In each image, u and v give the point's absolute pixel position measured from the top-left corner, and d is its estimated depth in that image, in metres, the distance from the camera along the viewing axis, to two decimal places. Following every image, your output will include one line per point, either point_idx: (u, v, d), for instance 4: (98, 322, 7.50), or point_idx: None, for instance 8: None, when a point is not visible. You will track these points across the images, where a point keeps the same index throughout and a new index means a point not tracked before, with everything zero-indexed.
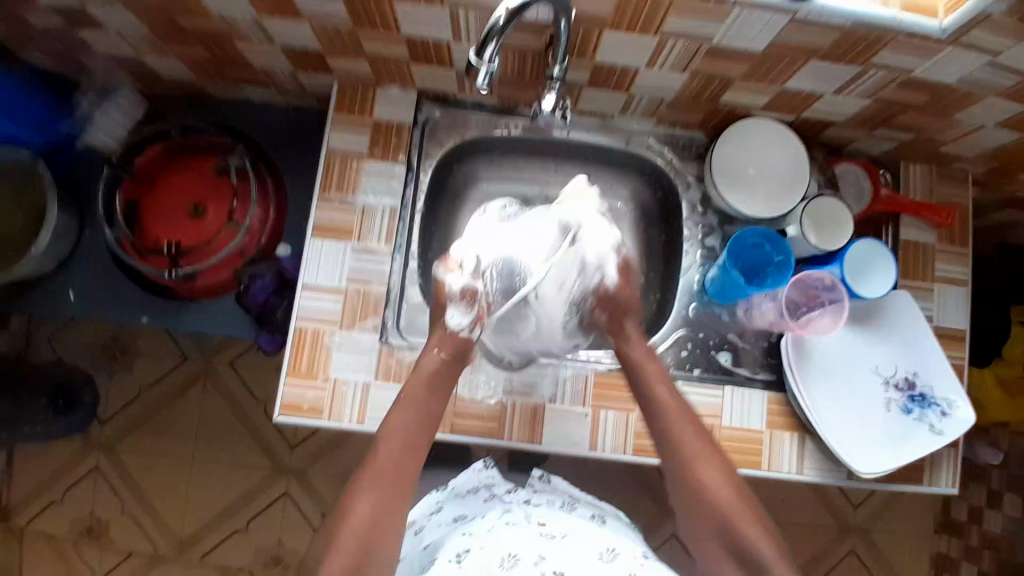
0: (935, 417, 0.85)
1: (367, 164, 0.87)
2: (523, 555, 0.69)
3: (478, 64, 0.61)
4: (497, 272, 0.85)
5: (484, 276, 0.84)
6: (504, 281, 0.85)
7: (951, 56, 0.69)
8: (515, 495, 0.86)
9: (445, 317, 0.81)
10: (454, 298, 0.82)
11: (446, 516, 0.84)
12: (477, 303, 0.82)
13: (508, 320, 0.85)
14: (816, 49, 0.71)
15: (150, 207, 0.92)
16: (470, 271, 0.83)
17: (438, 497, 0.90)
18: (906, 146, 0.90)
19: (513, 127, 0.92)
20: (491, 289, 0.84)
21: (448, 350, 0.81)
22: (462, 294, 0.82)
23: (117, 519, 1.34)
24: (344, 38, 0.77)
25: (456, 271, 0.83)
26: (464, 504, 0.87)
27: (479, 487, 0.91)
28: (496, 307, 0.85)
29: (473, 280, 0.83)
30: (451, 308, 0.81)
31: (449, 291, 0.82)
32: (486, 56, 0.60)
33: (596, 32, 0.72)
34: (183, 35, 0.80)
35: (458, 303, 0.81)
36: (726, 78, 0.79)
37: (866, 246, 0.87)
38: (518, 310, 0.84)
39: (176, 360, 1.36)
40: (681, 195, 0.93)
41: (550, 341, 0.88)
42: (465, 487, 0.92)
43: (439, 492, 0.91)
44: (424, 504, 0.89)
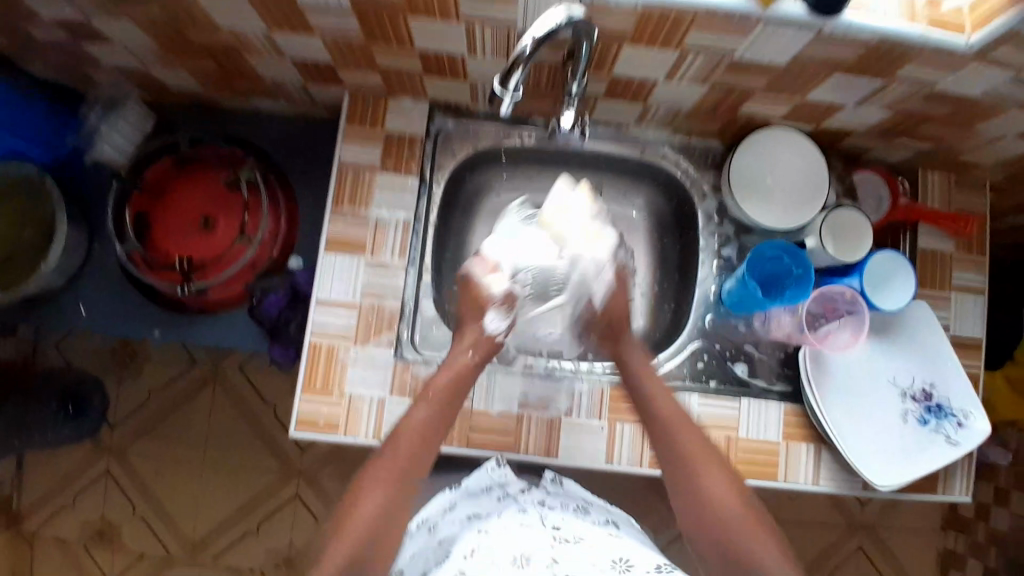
0: (951, 428, 0.85)
1: (380, 176, 0.86)
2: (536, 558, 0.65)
3: (503, 92, 0.64)
4: (531, 278, 0.89)
5: (520, 280, 0.87)
6: (537, 286, 0.89)
7: (976, 71, 0.68)
8: (528, 496, 0.79)
9: (484, 320, 0.82)
10: (496, 302, 0.83)
11: (457, 514, 0.77)
12: (514, 308, 0.85)
13: (534, 321, 0.94)
14: (840, 63, 0.70)
15: (159, 219, 0.91)
16: (508, 274, 0.85)
17: (449, 495, 0.82)
18: (925, 155, 0.89)
19: (526, 137, 0.91)
20: (525, 292, 0.88)
21: (481, 353, 0.80)
22: (503, 298, 0.84)
23: (129, 522, 1.34)
24: (357, 51, 0.75)
25: (495, 273, 0.84)
26: (474, 502, 0.79)
27: (490, 487, 0.82)
28: (529, 309, 0.92)
29: (512, 283, 0.85)
30: (492, 311, 0.83)
31: (491, 294, 0.83)
32: (512, 83, 0.62)
33: (615, 47, 0.70)
34: (191, 48, 0.78)
35: (498, 307, 0.83)
36: (746, 90, 0.78)
37: (885, 258, 0.86)
38: (549, 314, 0.93)
39: (185, 365, 1.36)
40: (697, 205, 0.92)
41: (558, 343, 0.95)
42: (476, 485, 0.83)
43: (449, 492, 0.83)
44: (435, 501, 0.82)
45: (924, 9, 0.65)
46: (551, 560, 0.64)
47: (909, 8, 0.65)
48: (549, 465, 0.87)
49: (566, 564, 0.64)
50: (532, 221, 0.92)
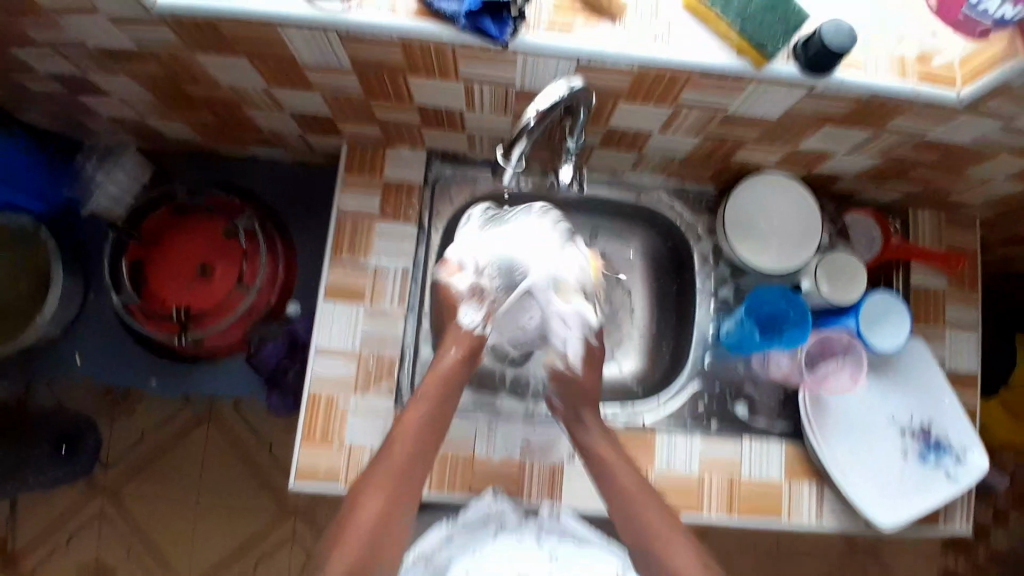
0: (950, 464, 0.86)
1: (379, 224, 0.86)
2: None
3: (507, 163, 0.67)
4: (498, 270, 0.83)
5: (485, 275, 0.83)
6: (505, 277, 0.83)
7: (964, 122, 0.69)
8: (526, 530, 0.78)
9: (457, 316, 0.81)
10: (465, 297, 0.82)
11: (455, 548, 0.77)
12: (486, 300, 0.82)
13: (510, 312, 0.84)
14: (832, 116, 0.71)
15: (157, 270, 0.91)
16: (473, 270, 0.82)
17: (445, 527, 0.80)
18: (917, 196, 0.91)
19: (523, 183, 0.92)
20: (494, 287, 0.83)
21: (463, 349, 0.79)
22: (471, 292, 0.82)
23: (125, 565, 1.33)
24: (356, 105, 0.76)
25: (459, 273, 0.83)
26: (473, 535, 0.78)
27: (489, 520, 0.81)
28: (501, 303, 0.83)
29: (478, 278, 0.82)
30: (463, 306, 0.81)
31: (457, 292, 0.82)
32: (515, 154, 0.64)
33: (611, 103, 0.72)
34: (189, 102, 0.78)
35: (469, 301, 0.81)
36: (740, 139, 0.79)
37: (882, 300, 0.87)
38: (519, 304, 0.83)
39: (181, 405, 1.36)
40: (693, 247, 0.94)
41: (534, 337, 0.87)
42: (472, 517, 0.81)
43: (444, 524, 0.81)
44: (430, 534, 0.80)
45: (914, 67, 0.66)
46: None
47: (899, 65, 0.66)
48: (543, 504, 0.86)
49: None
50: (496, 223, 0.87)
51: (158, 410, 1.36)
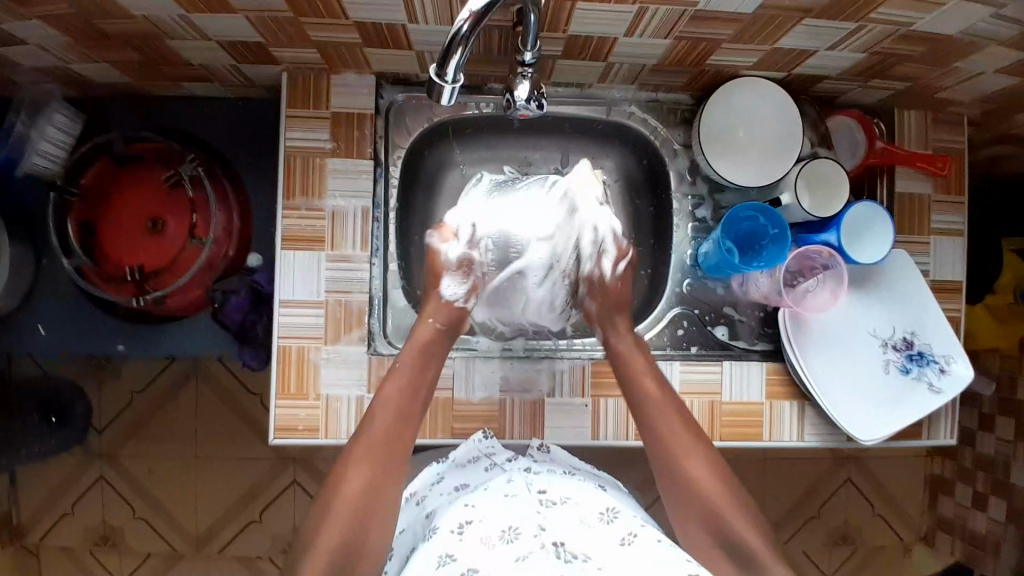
0: (933, 375, 0.84)
1: (332, 161, 0.81)
2: (523, 529, 0.66)
3: (442, 82, 0.60)
4: (492, 244, 0.84)
5: (480, 246, 0.83)
6: (499, 252, 0.84)
7: (953, 8, 0.63)
8: (516, 463, 0.78)
9: (439, 287, 0.80)
10: (450, 268, 0.81)
11: (445, 486, 0.79)
12: (472, 273, 0.81)
13: (505, 293, 0.86)
14: (811, 8, 0.65)
15: (105, 229, 0.86)
16: (466, 241, 0.83)
17: (437, 468, 0.83)
18: (903, 94, 0.85)
19: (484, 106, 0.86)
20: (486, 260, 0.83)
21: (443, 320, 0.79)
22: (459, 264, 0.81)
23: (130, 524, 1.35)
24: (287, 27, 0.69)
25: (452, 240, 0.82)
26: (463, 475, 0.79)
27: (479, 458, 0.81)
28: (490, 278, 0.84)
29: (469, 249, 0.82)
30: (448, 277, 0.80)
31: (445, 260, 0.81)
32: (450, 76, 0.59)
33: (568, 6, 0.65)
34: (109, 40, 0.71)
35: (453, 273, 0.80)
36: (713, 41, 0.73)
37: (862, 210, 0.83)
38: (513, 282, 0.85)
39: (161, 365, 1.34)
40: (669, 165, 0.89)
41: (541, 318, 0.89)
42: (462, 456, 0.82)
43: (439, 465, 0.83)
44: (422, 475, 0.83)
45: None
46: (539, 530, 0.66)
47: None
48: (533, 441, 0.85)
49: (554, 531, 0.67)
50: (505, 193, 0.88)
51: (139, 374, 1.34)
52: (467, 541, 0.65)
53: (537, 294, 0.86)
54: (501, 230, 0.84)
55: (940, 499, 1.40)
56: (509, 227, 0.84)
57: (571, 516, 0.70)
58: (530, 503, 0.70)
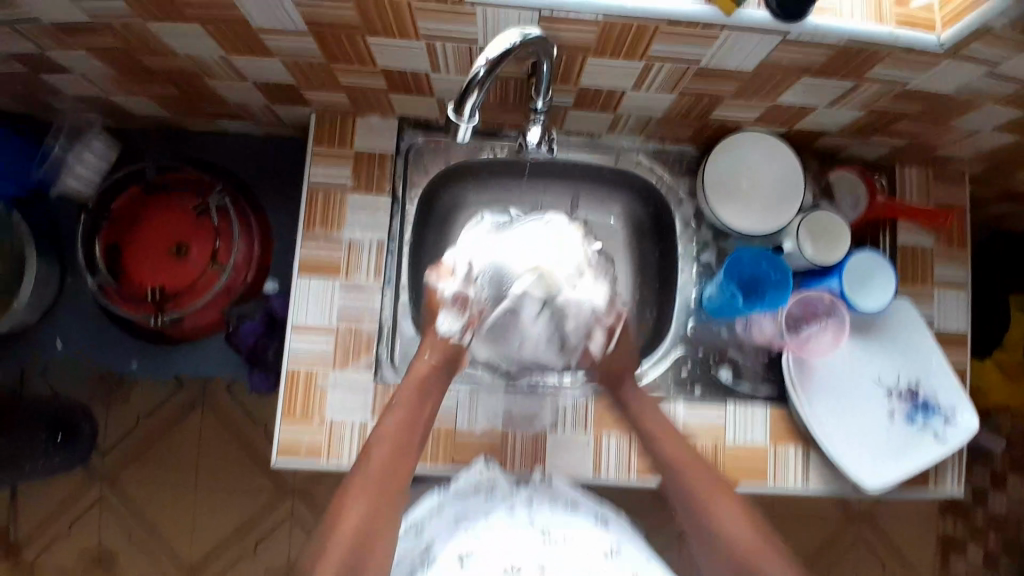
0: (939, 425, 0.85)
1: (352, 196, 0.85)
2: (525, 567, 0.67)
3: (459, 118, 0.62)
4: (488, 280, 0.83)
5: (476, 284, 0.83)
6: (495, 288, 0.83)
7: (947, 68, 0.67)
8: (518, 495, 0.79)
9: (436, 322, 0.80)
10: (447, 304, 0.81)
11: (444, 514, 0.78)
12: (468, 309, 0.81)
13: (504, 327, 0.86)
14: (810, 66, 0.68)
15: (131, 252, 0.89)
16: (463, 278, 0.82)
17: (437, 496, 0.81)
18: (901, 151, 0.88)
19: (498, 150, 0.90)
20: (482, 297, 0.83)
21: (438, 355, 0.79)
22: (455, 299, 0.81)
23: (126, 549, 1.34)
24: (319, 71, 0.74)
25: (449, 278, 0.82)
26: (461, 504, 0.79)
27: (480, 488, 0.81)
28: (489, 313, 0.84)
29: (466, 285, 0.82)
30: (443, 314, 0.80)
31: (442, 297, 0.81)
32: (467, 107, 0.60)
33: (580, 58, 0.70)
34: (151, 74, 0.76)
35: (448, 308, 0.80)
36: (716, 96, 0.77)
37: (866, 260, 0.85)
38: (507, 318, 0.85)
39: (171, 390, 1.35)
40: (674, 212, 0.91)
41: (539, 354, 0.89)
42: (465, 485, 0.82)
43: (434, 492, 0.82)
44: (421, 502, 0.81)
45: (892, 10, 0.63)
46: (541, 568, 0.67)
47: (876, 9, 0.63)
48: (535, 472, 0.85)
49: (556, 568, 0.67)
50: (506, 228, 0.88)
51: (149, 399, 1.35)
52: (469, 574, 0.67)
53: (535, 327, 0.85)
54: (499, 264, 0.83)
55: (953, 562, 1.36)
56: (504, 260, 0.83)
57: (576, 551, 0.70)
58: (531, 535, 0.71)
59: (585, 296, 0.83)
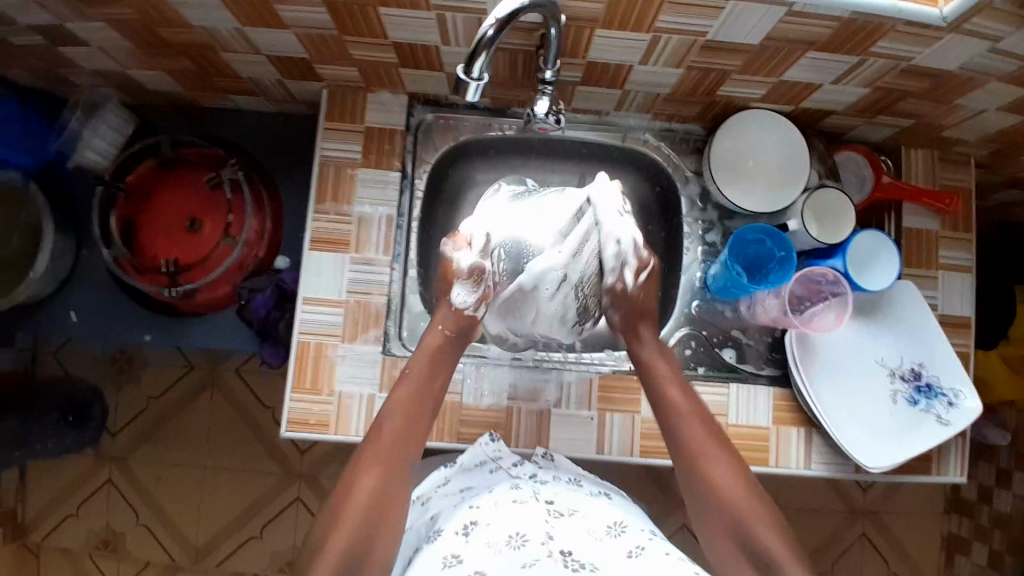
0: (942, 408, 0.84)
1: (361, 171, 0.86)
2: (532, 535, 0.66)
3: (468, 79, 0.63)
4: (505, 253, 0.84)
5: (493, 256, 0.83)
6: (512, 261, 0.83)
7: (950, 42, 0.67)
8: (523, 470, 0.79)
9: (450, 294, 0.81)
10: (462, 276, 0.80)
11: (450, 487, 0.79)
12: (483, 282, 0.80)
13: (514, 307, 0.83)
14: (814, 41, 0.69)
15: (146, 223, 0.91)
16: (479, 250, 0.81)
17: (443, 471, 0.82)
18: (908, 132, 0.88)
19: (507, 127, 0.91)
20: (498, 269, 0.83)
21: (451, 326, 0.80)
22: (470, 271, 0.81)
23: (133, 531, 1.35)
24: (331, 44, 0.75)
25: (465, 248, 0.81)
26: (467, 478, 0.80)
27: (485, 462, 0.82)
28: (502, 287, 0.83)
29: (482, 259, 0.81)
30: (458, 285, 0.81)
31: (457, 268, 0.81)
32: (475, 71, 0.61)
33: (587, 32, 0.71)
34: (167, 48, 0.78)
35: (465, 280, 0.80)
36: (723, 72, 0.78)
37: (870, 237, 0.85)
38: (522, 294, 0.82)
39: (180, 372, 1.37)
40: (680, 191, 0.93)
41: (552, 328, 0.86)
42: (470, 461, 0.82)
43: (443, 469, 0.83)
44: (431, 477, 0.82)
45: None
46: (547, 538, 0.65)
47: None
48: (537, 449, 0.86)
49: (562, 540, 0.66)
50: (524, 198, 0.88)
51: (159, 379, 1.36)
52: (473, 545, 0.66)
53: (547, 306, 0.82)
54: (514, 239, 0.83)
55: (958, 561, 1.35)
56: (520, 234, 0.84)
57: (580, 527, 0.69)
58: (536, 510, 0.71)
59: (630, 230, 0.81)
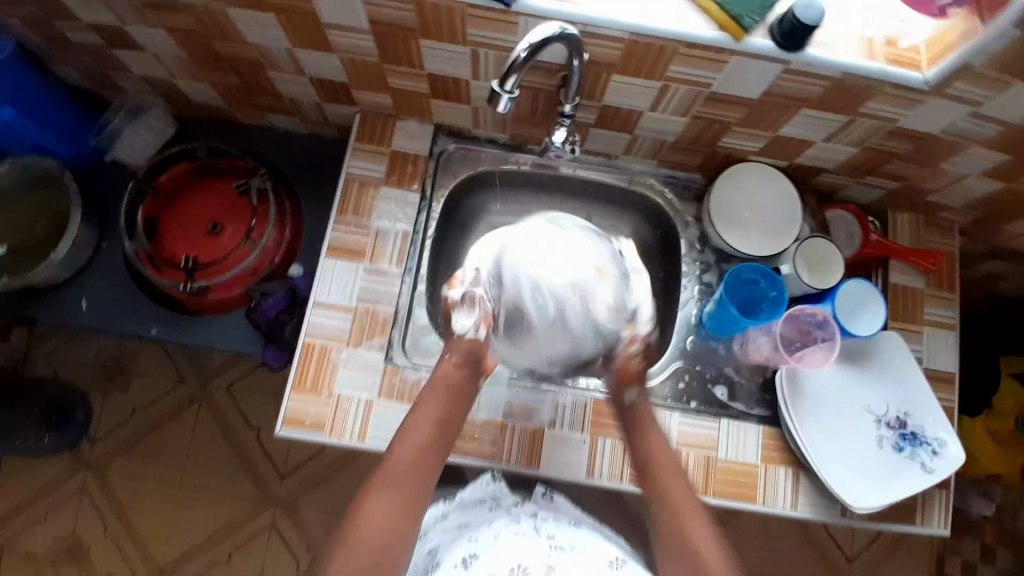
0: (926, 456, 0.86)
1: (384, 189, 0.92)
2: (532, 567, 0.69)
3: (500, 92, 0.67)
4: (490, 275, 0.78)
5: (484, 283, 0.78)
6: (498, 283, 0.77)
7: (932, 106, 0.75)
8: (522, 509, 0.83)
9: (452, 324, 0.80)
10: (457, 305, 0.80)
11: (448, 523, 0.82)
12: (478, 305, 0.79)
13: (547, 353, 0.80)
14: (810, 96, 0.77)
15: (173, 223, 0.97)
16: (470, 279, 0.79)
17: (443, 506, 0.85)
18: (895, 194, 0.95)
19: (523, 162, 0.99)
20: (489, 296, 0.78)
21: (460, 355, 0.80)
22: (464, 299, 0.79)
23: (100, 545, 1.30)
24: (372, 70, 0.83)
25: (459, 283, 0.80)
26: (467, 514, 0.83)
27: (484, 498, 0.86)
28: (500, 315, 0.78)
29: (472, 285, 0.78)
30: (457, 313, 0.80)
31: (452, 300, 0.80)
32: (508, 86, 0.66)
33: (604, 76, 0.79)
34: (219, 61, 0.85)
35: (460, 308, 0.79)
36: (726, 122, 0.85)
37: (858, 285, 0.91)
38: (515, 324, 0.77)
39: (171, 384, 1.36)
40: (680, 233, 0.98)
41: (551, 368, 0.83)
42: (470, 497, 0.86)
43: (441, 503, 0.86)
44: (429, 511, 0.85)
45: (883, 47, 0.73)
46: (548, 569, 0.69)
47: (868, 45, 0.73)
48: (532, 471, 0.86)
49: (563, 571, 0.68)
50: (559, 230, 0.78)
51: (148, 389, 1.36)
52: None
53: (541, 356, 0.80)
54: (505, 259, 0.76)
55: None
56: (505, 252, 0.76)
57: (581, 560, 0.71)
58: (538, 545, 0.73)
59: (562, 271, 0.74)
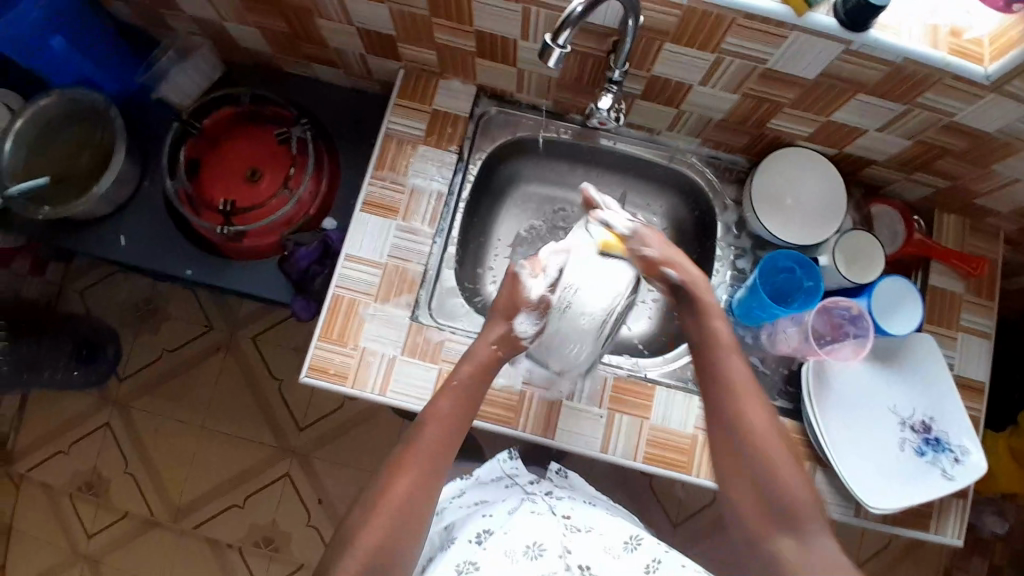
0: (948, 463, 0.84)
1: (421, 148, 0.91)
2: (549, 545, 0.68)
3: (552, 47, 0.66)
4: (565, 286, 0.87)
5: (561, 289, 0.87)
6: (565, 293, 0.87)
7: (992, 102, 0.72)
8: (537, 486, 0.84)
9: (515, 321, 0.84)
10: (530, 305, 0.85)
11: (466, 499, 0.83)
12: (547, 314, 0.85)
13: (556, 342, 0.86)
14: (866, 81, 0.74)
15: (213, 167, 0.98)
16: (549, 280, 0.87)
17: (460, 484, 0.87)
18: (943, 194, 0.92)
19: (563, 131, 0.97)
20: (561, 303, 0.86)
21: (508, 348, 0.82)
22: (538, 303, 0.85)
23: (118, 480, 1.34)
24: (420, 25, 0.82)
25: (538, 277, 0.86)
26: (484, 490, 0.85)
27: (501, 476, 0.88)
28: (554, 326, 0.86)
29: (549, 289, 0.86)
30: (523, 314, 0.84)
31: (527, 296, 0.85)
32: (560, 42, 0.65)
33: (656, 45, 0.77)
34: (268, 6, 0.85)
35: (530, 310, 0.85)
36: (776, 103, 0.83)
37: (896, 284, 0.88)
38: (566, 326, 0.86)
39: (198, 330, 1.39)
40: (718, 215, 0.97)
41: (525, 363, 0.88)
42: (486, 476, 0.89)
43: (462, 481, 0.88)
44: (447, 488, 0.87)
45: (946, 38, 0.70)
46: (565, 552, 0.68)
47: (932, 34, 0.70)
48: (547, 441, 0.85)
49: (579, 552, 0.68)
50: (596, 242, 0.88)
51: (175, 332, 1.38)
52: (492, 552, 0.68)
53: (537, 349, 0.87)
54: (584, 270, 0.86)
55: None
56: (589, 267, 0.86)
57: (596, 541, 0.71)
58: (552, 522, 0.72)
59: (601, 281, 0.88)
